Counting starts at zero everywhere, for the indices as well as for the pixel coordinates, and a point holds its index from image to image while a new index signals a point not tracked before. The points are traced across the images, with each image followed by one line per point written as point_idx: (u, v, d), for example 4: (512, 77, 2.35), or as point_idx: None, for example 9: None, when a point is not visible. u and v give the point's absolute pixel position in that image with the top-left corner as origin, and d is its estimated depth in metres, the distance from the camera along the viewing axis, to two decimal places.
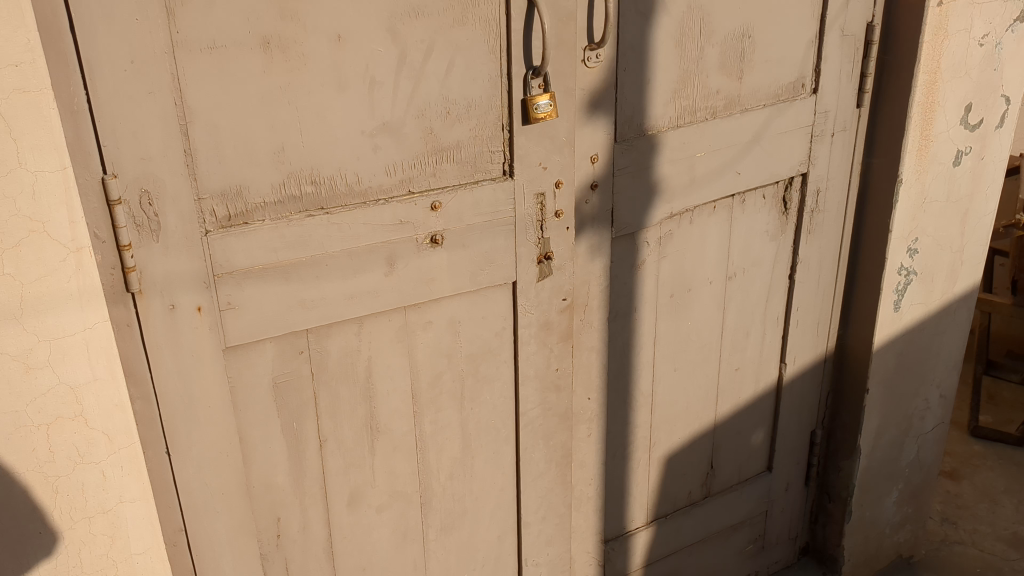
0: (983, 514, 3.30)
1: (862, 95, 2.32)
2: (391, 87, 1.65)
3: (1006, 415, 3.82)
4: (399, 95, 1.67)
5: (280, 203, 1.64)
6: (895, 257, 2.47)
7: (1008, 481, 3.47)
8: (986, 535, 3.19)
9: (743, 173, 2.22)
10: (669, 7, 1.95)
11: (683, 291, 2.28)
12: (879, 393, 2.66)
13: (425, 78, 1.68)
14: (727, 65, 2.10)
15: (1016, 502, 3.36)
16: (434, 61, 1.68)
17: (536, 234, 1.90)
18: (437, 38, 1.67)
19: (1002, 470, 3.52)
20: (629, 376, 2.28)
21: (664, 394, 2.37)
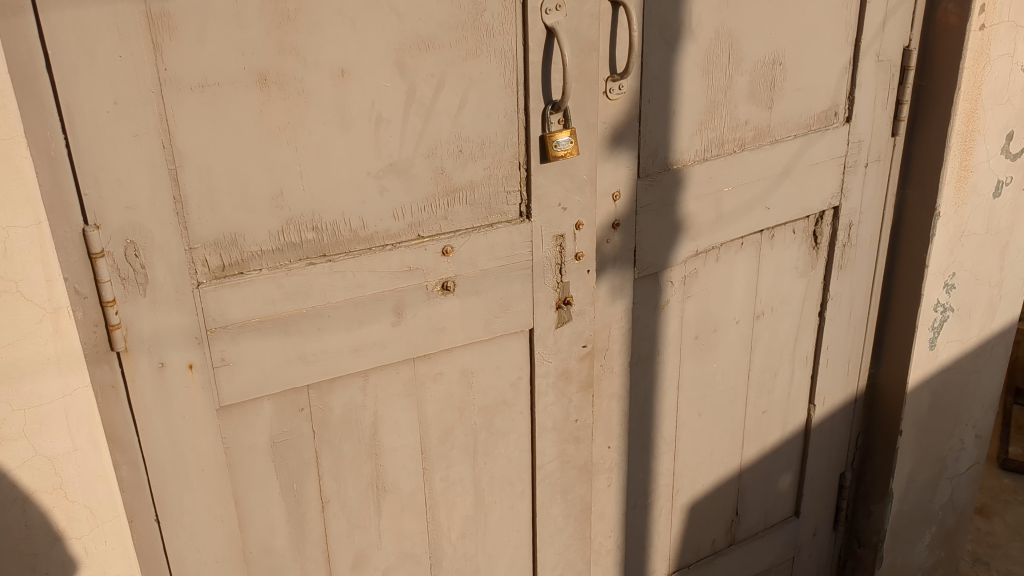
0: (1016, 554, 3.16)
1: (898, 123, 2.19)
2: (399, 125, 1.52)
3: None
4: (407, 133, 1.54)
5: (279, 251, 1.51)
6: (931, 292, 2.33)
7: None
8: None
9: (773, 208, 2.09)
10: (696, 34, 1.82)
11: (709, 331, 2.15)
12: (912, 435, 2.52)
13: (436, 114, 1.55)
14: (757, 94, 1.96)
15: None
16: (445, 96, 1.54)
17: (554, 278, 1.77)
18: (449, 71, 1.53)
19: None
20: (651, 423, 2.14)
21: (687, 440, 2.23)
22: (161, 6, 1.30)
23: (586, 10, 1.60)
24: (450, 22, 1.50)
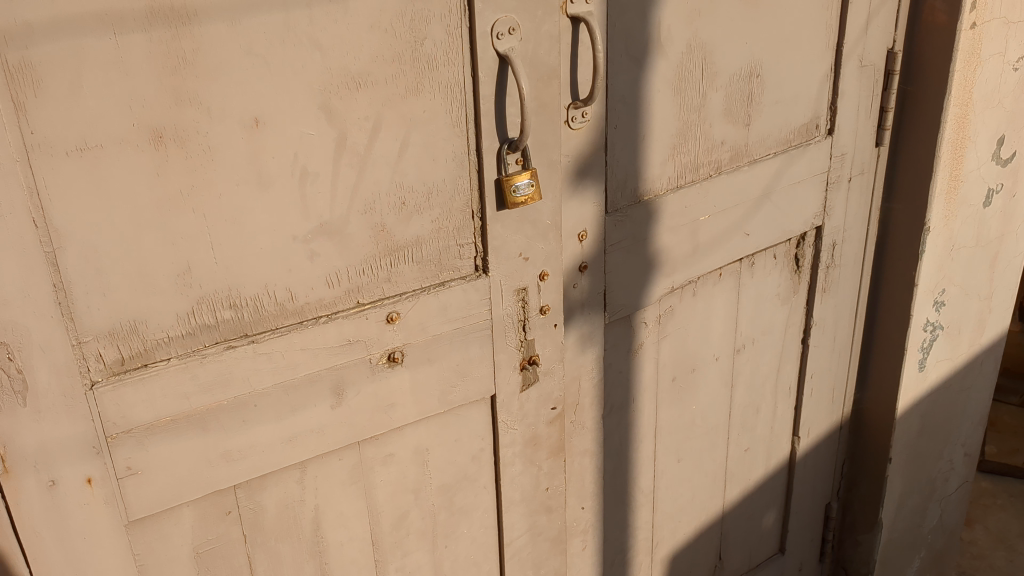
0: (1001, 564, 3.02)
1: (882, 131, 2.00)
2: (329, 178, 1.28)
3: (1011, 445, 3.53)
4: (339, 187, 1.29)
5: (190, 335, 1.26)
6: (920, 312, 2.16)
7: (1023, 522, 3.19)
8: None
9: (752, 234, 1.88)
10: (666, 49, 1.60)
11: (686, 372, 1.94)
12: (901, 461, 2.35)
13: (372, 162, 1.30)
14: (733, 111, 1.75)
15: None
16: (382, 140, 1.30)
17: (518, 337, 1.53)
18: (387, 112, 1.29)
19: (1014, 509, 3.24)
20: (627, 475, 1.94)
21: (666, 488, 2.03)
22: (21, 55, 1.03)
23: (544, 31, 1.37)
24: (385, 55, 1.26)
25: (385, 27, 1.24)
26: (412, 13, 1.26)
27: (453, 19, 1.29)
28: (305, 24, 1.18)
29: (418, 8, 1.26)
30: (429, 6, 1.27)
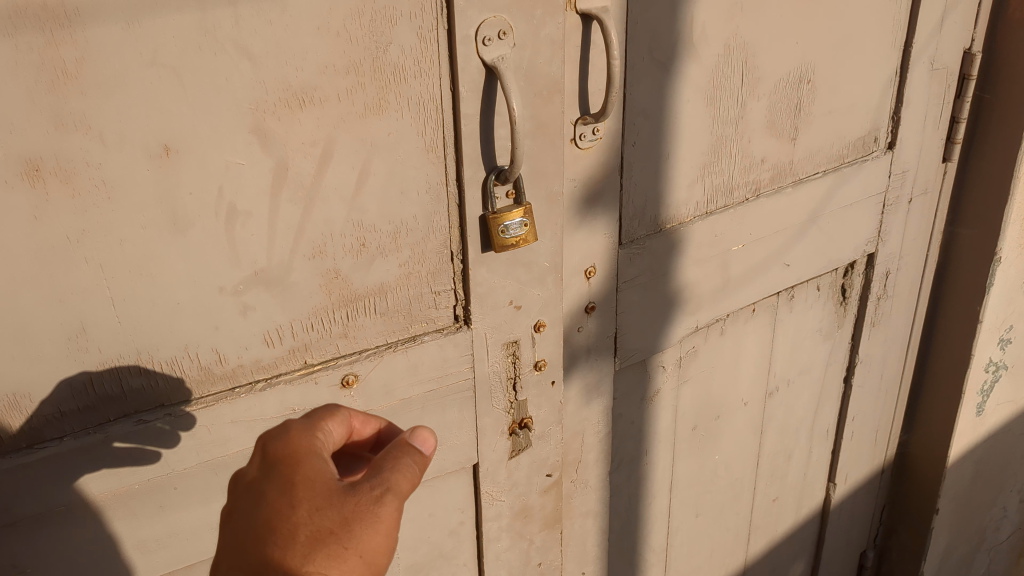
0: None
1: (951, 146, 1.71)
2: (266, 217, 1.02)
3: None
4: (278, 228, 1.03)
5: (89, 408, 1.01)
6: (983, 351, 1.89)
7: None
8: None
9: (792, 265, 1.61)
10: (698, 52, 1.32)
11: (709, 420, 1.69)
12: (950, 511, 2.09)
13: (322, 196, 1.04)
14: (776, 123, 1.47)
15: None
16: (334, 170, 1.03)
17: (506, 398, 1.28)
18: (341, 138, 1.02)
19: None
20: (635, 533, 1.69)
21: (681, 544, 1.79)
22: None
23: (544, 35, 1.09)
24: (336, 64, 0.99)
25: (336, 30, 0.97)
26: (372, 11, 0.99)
27: (426, 19, 1.02)
28: (228, 26, 0.92)
29: (381, 6, 0.99)
30: (396, 3, 1.00)
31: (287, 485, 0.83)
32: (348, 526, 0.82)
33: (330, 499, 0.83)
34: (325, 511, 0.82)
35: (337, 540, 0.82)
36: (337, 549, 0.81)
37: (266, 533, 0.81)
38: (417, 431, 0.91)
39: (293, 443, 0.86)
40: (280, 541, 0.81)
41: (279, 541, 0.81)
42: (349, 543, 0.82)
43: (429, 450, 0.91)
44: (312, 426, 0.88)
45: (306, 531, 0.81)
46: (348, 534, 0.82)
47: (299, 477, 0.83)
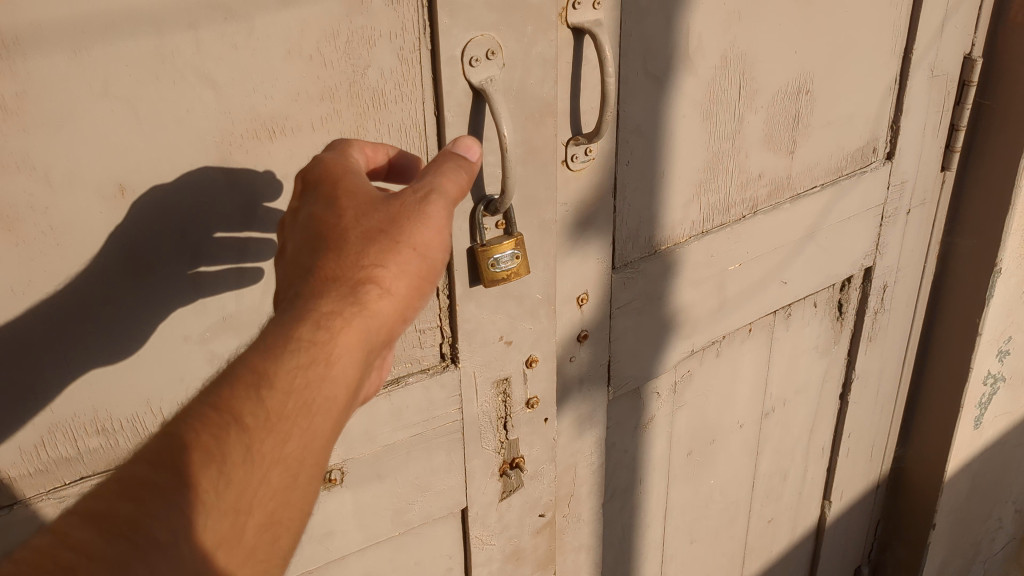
0: None
1: (950, 155, 1.67)
2: (234, 258, 0.92)
3: None
4: (248, 269, 0.94)
5: (40, 472, 0.90)
6: (983, 362, 1.86)
7: None
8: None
9: (791, 282, 1.54)
10: (695, 64, 1.24)
11: (705, 444, 1.62)
12: (947, 526, 2.04)
13: None
14: (774, 137, 1.40)
15: None
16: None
17: (497, 438, 1.20)
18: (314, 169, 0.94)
19: None
20: (628, 563, 1.62)
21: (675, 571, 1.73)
22: None
23: (536, 53, 1.00)
24: (310, 91, 0.90)
25: (309, 53, 0.89)
26: (348, 31, 0.90)
27: (407, 39, 0.94)
28: (189, 52, 0.82)
29: (359, 26, 0.90)
30: (375, 23, 0.91)
31: (332, 192, 0.81)
32: (398, 230, 0.81)
33: (377, 198, 0.82)
34: (375, 206, 0.81)
35: (388, 236, 0.80)
36: (390, 245, 0.80)
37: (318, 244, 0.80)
38: (458, 140, 0.89)
39: (331, 165, 0.83)
40: (330, 247, 0.79)
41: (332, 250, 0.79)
42: (399, 237, 0.81)
43: (474, 160, 0.90)
44: (343, 147, 0.87)
45: (359, 237, 0.80)
46: (397, 232, 0.81)
47: (343, 182, 0.81)
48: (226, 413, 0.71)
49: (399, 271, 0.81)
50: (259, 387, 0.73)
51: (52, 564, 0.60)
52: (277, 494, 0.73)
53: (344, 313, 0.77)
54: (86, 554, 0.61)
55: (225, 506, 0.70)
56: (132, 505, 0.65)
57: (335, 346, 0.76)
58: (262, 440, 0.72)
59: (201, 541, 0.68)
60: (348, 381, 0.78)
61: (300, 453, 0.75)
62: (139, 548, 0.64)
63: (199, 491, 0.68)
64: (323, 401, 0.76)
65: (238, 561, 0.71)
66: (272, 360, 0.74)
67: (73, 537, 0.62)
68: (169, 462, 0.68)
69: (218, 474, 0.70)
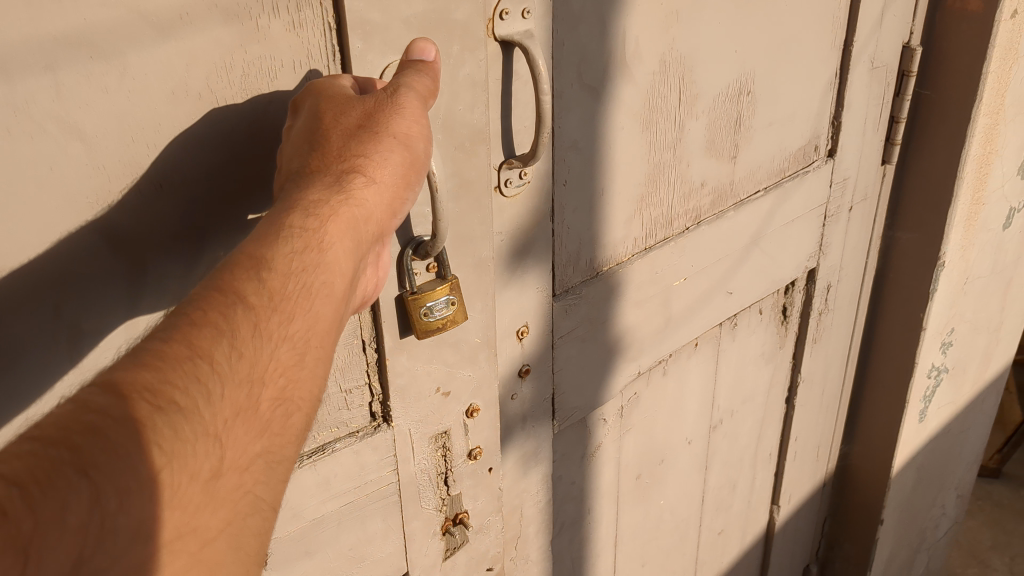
0: None
1: (891, 147, 1.72)
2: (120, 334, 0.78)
3: None
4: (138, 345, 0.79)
5: None
6: (928, 356, 1.90)
7: (993, 532, 2.96)
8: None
9: (735, 292, 1.50)
10: (633, 71, 1.14)
11: (654, 465, 1.54)
12: (893, 521, 2.07)
13: None
14: (716, 143, 1.34)
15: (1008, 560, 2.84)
16: (210, 258, 0.82)
17: (438, 496, 1.09)
18: (228, 216, 0.82)
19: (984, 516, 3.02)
20: None
21: None
22: None
23: (462, 75, 0.90)
24: (200, 135, 0.77)
25: (196, 91, 0.75)
26: (243, 63, 0.78)
27: (313, 67, 0.82)
28: (48, 101, 0.68)
29: (256, 56, 0.78)
30: (276, 52, 0.79)
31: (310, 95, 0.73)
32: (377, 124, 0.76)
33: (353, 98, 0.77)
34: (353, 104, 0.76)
35: (370, 130, 0.76)
36: (373, 135, 0.75)
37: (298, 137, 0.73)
38: (411, 45, 0.86)
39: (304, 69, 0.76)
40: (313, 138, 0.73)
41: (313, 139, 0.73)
42: (380, 128, 0.76)
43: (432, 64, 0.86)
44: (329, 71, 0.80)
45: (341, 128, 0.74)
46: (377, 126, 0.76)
47: (332, 86, 0.77)
48: (228, 291, 0.65)
49: (384, 159, 0.75)
50: (258, 269, 0.67)
51: (76, 423, 0.53)
52: (286, 372, 0.68)
53: (333, 199, 0.72)
54: (112, 414, 0.55)
55: (239, 381, 0.64)
56: (148, 373, 0.58)
57: (327, 231, 0.71)
58: (268, 318, 0.66)
59: (220, 411, 0.62)
60: (341, 269, 0.72)
61: (304, 334, 0.69)
62: (163, 414, 0.58)
63: (212, 361, 0.62)
64: (320, 287, 0.70)
65: (257, 433, 0.65)
66: (268, 245, 0.68)
67: (96, 399, 0.55)
68: (179, 336, 0.61)
69: (229, 347, 0.63)
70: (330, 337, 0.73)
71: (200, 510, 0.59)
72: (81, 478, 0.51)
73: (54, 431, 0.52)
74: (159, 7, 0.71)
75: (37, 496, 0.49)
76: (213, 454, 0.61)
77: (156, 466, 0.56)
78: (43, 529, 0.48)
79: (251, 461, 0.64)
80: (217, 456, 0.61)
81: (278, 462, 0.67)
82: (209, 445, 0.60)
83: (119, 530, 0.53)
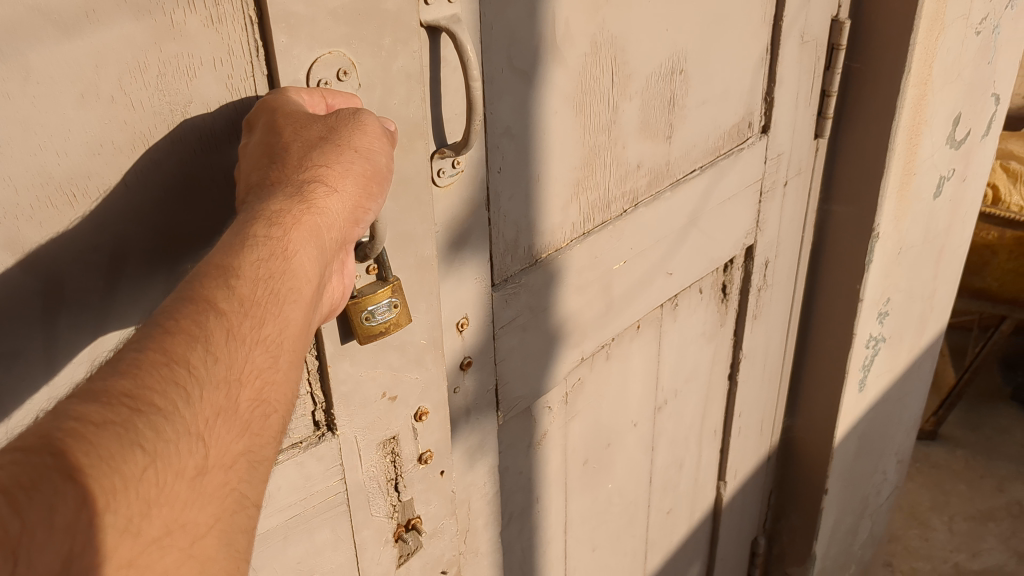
0: (917, 544, 2.83)
1: (823, 121, 1.73)
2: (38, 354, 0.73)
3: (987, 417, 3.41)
4: (59, 366, 0.75)
5: None
6: (865, 327, 1.93)
7: (931, 493, 3.05)
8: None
9: (676, 271, 1.49)
10: (565, 54, 1.12)
11: (601, 448, 1.53)
12: (838, 489, 2.11)
13: (120, 309, 0.77)
14: (650, 124, 1.32)
15: (946, 521, 2.93)
16: (129, 281, 0.77)
17: (389, 503, 1.06)
18: (160, 224, 0.78)
19: (922, 479, 3.11)
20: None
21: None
22: None
23: (397, 68, 0.88)
24: (114, 140, 0.72)
25: (109, 94, 0.71)
26: (159, 63, 0.73)
27: (236, 64, 0.78)
28: None
29: (173, 54, 0.74)
30: (194, 49, 0.75)
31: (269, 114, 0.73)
32: (336, 138, 0.76)
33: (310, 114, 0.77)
34: (311, 120, 0.76)
35: (330, 143, 0.76)
36: (334, 146, 0.76)
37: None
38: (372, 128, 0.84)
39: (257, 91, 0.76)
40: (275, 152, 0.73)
41: (275, 153, 0.73)
42: (340, 142, 0.76)
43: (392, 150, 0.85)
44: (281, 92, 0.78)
45: (302, 140, 0.74)
46: (337, 140, 0.77)
47: (288, 105, 0.77)
48: (200, 300, 0.65)
49: (345, 170, 0.75)
50: (226, 276, 0.67)
51: (57, 429, 0.56)
52: (262, 375, 0.68)
53: (297, 208, 0.71)
54: (92, 420, 0.57)
55: (217, 382, 0.64)
56: (126, 380, 0.60)
57: (292, 239, 0.70)
58: (240, 323, 0.67)
59: (200, 411, 0.63)
60: (309, 277, 0.72)
61: (277, 338, 0.69)
62: (143, 417, 0.59)
63: (189, 365, 0.63)
64: (288, 293, 0.70)
65: (239, 432, 0.66)
66: (235, 254, 0.68)
67: (76, 408, 0.57)
68: (154, 343, 0.62)
69: (204, 352, 0.64)
70: (303, 341, 0.73)
71: (188, 507, 0.61)
72: (67, 482, 0.54)
73: (34, 439, 0.55)
74: (61, 6, 0.66)
75: (24, 501, 0.52)
76: (197, 451, 0.62)
77: (139, 465, 0.58)
78: (31, 529, 0.51)
79: (234, 459, 0.65)
80: (201, 453, 0.62)
81: (260, 461, 0.68)
82: (192, 445, 0.62)
83: (108, 528, 0.55)
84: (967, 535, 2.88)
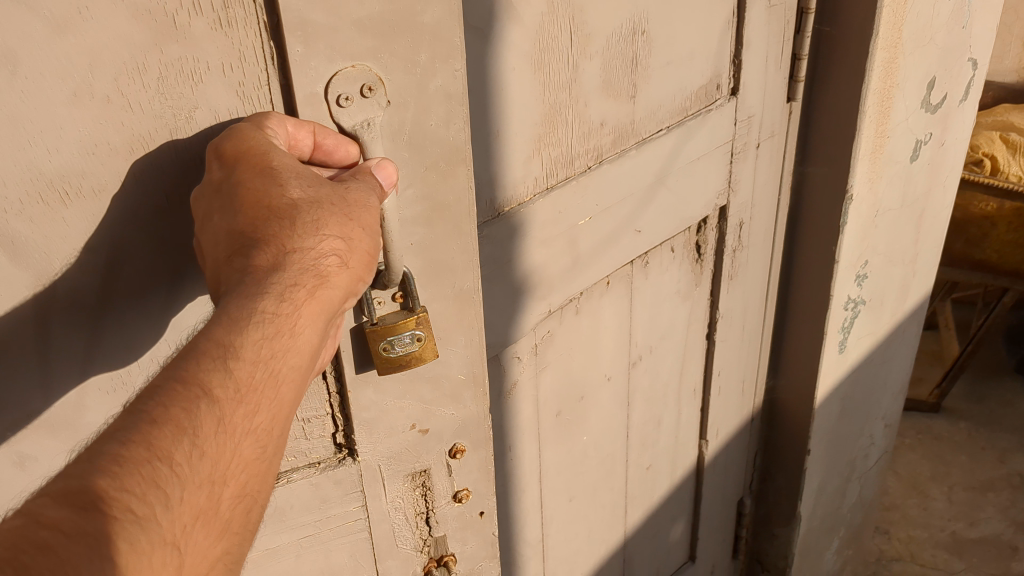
0: (915, 513, 3.02)
1: (795, 83, 1.67)
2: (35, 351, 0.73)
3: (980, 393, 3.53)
4: (56, 370, 0.74)
5: None
6: (842, 291, 1.90)
7: (931, 463, 3.23)
8: (923, 544, 2.90)
9: (645, 230, 1.44)
10: (522, 13, 1.08)
11: (573, 403, 1.48)
12: (820, 450, 2.12)
13: (112, 334, 0.77)
14: (613, 83, 1.28)
15: (946, 491, 3.11)
16: (114, 322, 0.76)
17: (418, 536, 1.00)
18: (161, 267, 0.77)
19: (923, 450, 3.30)
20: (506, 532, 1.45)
21: (557, 532, 1.58)
22: None
23: (435, 87, 0.83)
24: (111, 141, 0.71)
25: (104, 94, 0.69)
26: (161, 66, 0.70)
27: (248, 71, 0.75)
28: None
29: (176, 57, 0.71)
30: (200, 52, 0.72)
31: (263, 166, 0.70)
32: (349, 204, 0.73)
33: (319, 176, 0.74)
34: (319, 182, 0.73)
35: (340, 210, 0.72)
36: (344, 216, 0.72)
37: (261, 210, 0.69)
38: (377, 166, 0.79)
39: (248, 138, 0.71)
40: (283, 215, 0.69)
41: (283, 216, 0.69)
42: (351, 213, 0.73)
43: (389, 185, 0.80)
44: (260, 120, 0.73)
45: (312, 206, 0.71)
46: (347, 208, 0.73)
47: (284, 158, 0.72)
48: (195, 384, 0.63)
49: (354, 245, 0.72)
50: (225, 358, 0.64)
51: (26, 541, 0.53)
52: (248, 465, 0.66)
53: (308, 282, 0.69)
54: (64, 529, 0.54)
55: (200, 480, 0.62)
56: (107, 480, 0.57)
57: (300, 318, 0.68)
58: (233, 411, 0.64)
59: (178, 515, 0.61)
60: (307, 353, 0.70)
61: (267, 424, 0.67)
62: (118, 524, 0.57)
63: (173, 463, 0.60)
64: (287, 372, 0.68)
65: (215, 535, 0.64)
66: (239, 333, 0.65)
67: (49, 515, 0.55)
68: (140, 436, 0.60)
69: (191, 446, 0.61)
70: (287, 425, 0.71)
71: None
72: None
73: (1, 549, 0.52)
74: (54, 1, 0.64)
75: None
76: (171, 561, 0.60)
77: None
78: None
79: (208, 565, 0.63)
80: (175, 563, 0.60)
81: (236, 559, 0.67)
82: (165, 554, 0.59)
83: None
84: (965, 505, 3.04)
